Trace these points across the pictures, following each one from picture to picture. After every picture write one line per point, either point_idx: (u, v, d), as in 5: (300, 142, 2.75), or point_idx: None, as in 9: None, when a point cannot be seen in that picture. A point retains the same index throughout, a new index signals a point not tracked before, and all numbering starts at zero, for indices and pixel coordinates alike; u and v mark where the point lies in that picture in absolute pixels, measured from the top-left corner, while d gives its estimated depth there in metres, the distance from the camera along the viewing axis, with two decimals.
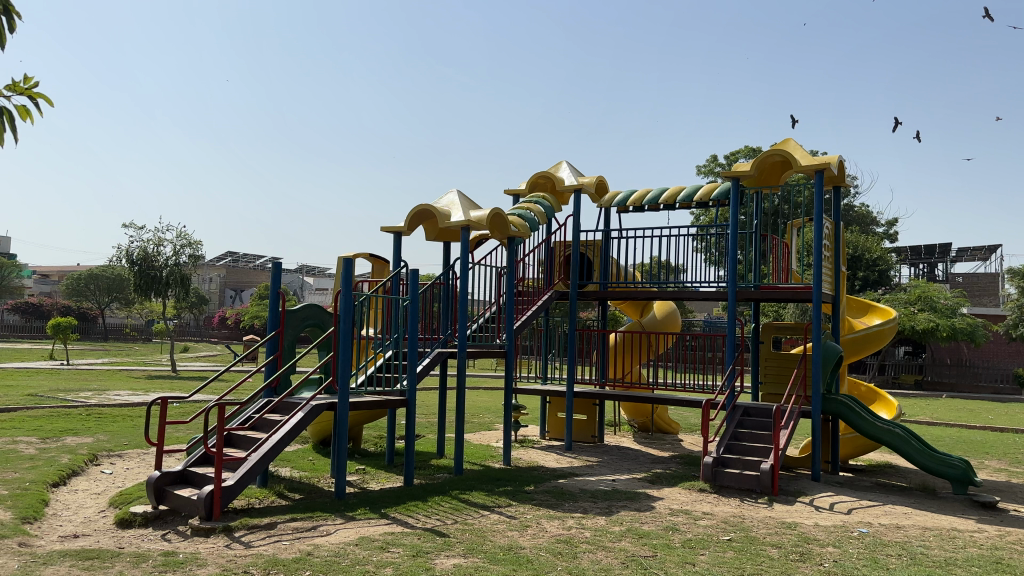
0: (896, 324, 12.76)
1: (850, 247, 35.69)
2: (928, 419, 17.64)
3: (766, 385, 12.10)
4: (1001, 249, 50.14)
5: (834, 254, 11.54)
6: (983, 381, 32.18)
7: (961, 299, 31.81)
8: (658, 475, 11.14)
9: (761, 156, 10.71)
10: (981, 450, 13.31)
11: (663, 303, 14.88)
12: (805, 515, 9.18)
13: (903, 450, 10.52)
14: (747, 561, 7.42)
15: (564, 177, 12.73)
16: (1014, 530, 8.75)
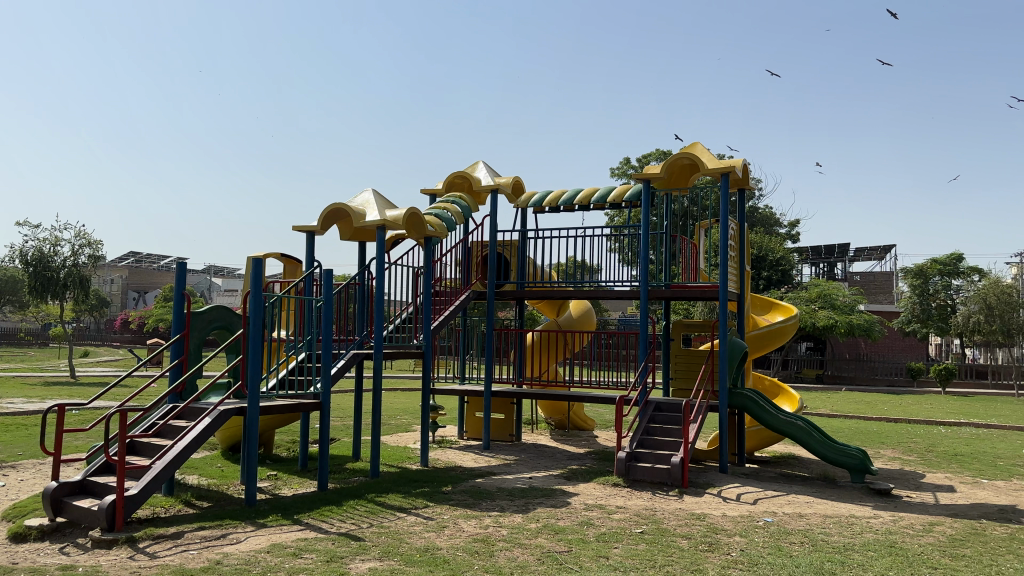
0: (797, 320, 13.27)
1: (755, 247, 37.09)
2: (829, 412, 18.47)
3: (676, 381, 12.40)
4: (894, 249, 52.96)
5: (739, 255, 11.92)
6: (879, 374, 33.79)
7: (859, 297, 33.43)
8: (573, 471, 11.27)
9: (670, 159, 10.96)
10: (877, 439, 14.01)
11: (579, 302, 15.09)
12: (713, 505, 9.47)
13: (804, 441, 10.95)
14: (658, 552, 7.61)
15: (480, 177, 12.73)
16: (907, 516, 9.26)
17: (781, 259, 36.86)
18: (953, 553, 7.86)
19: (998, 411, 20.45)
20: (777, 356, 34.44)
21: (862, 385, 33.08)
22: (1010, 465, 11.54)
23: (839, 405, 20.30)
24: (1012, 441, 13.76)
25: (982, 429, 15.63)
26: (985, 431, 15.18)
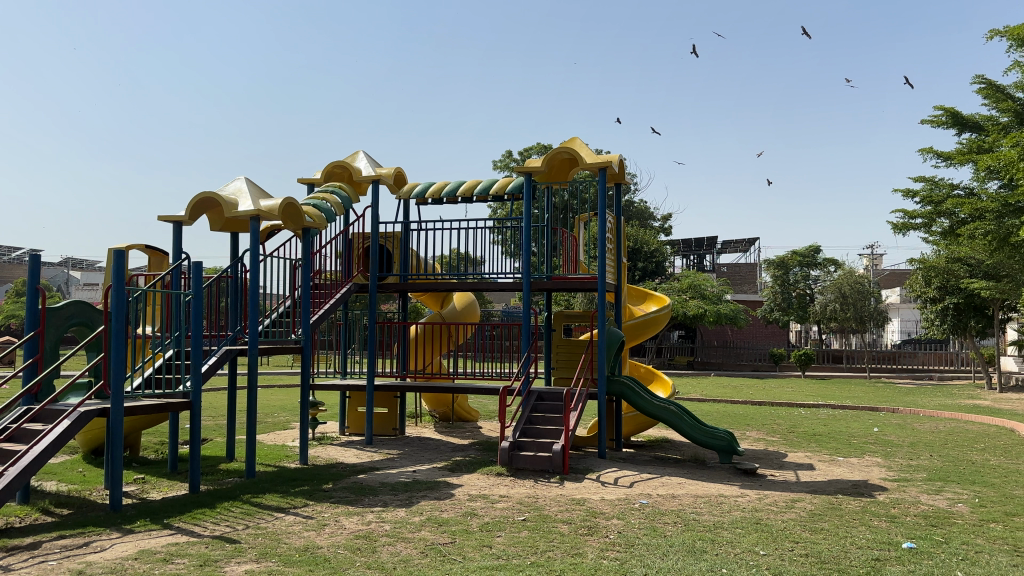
0: (670, 310, 13.83)
1: (631, 240, 38.34)
2: (699, 397, 19.38)
3: (557, 371, 12.66)
4: (758, 242, 56.03)
5: (616, 247, 12.29)
6: (745, 360, 35.70)
7: (726, 287, 35.21)
8: (457, 463, 11.32)
9: (550, 153, 11.14)
10: (743, 422, 14.81)
11: (463, 294, 15.15)
12: (592, 490, 9.76)
13: (677, 425, 11.44)
14: (539, 538, 7.79)
15: (361, 167, 12.50)
16: (770, 493, 9.87)
17: (654, 252, 38.29)
18: (811, 527, 8.45)
19: (849, 392, 22.06)
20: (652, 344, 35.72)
21: (729, 371, 34.80)
22: (862, 443, 12.47)
23: (709, 391, 21.31)
24: (862, 420, 14.87)
25: (837, 410, 16.81)
26: (839, 412, 16.34)
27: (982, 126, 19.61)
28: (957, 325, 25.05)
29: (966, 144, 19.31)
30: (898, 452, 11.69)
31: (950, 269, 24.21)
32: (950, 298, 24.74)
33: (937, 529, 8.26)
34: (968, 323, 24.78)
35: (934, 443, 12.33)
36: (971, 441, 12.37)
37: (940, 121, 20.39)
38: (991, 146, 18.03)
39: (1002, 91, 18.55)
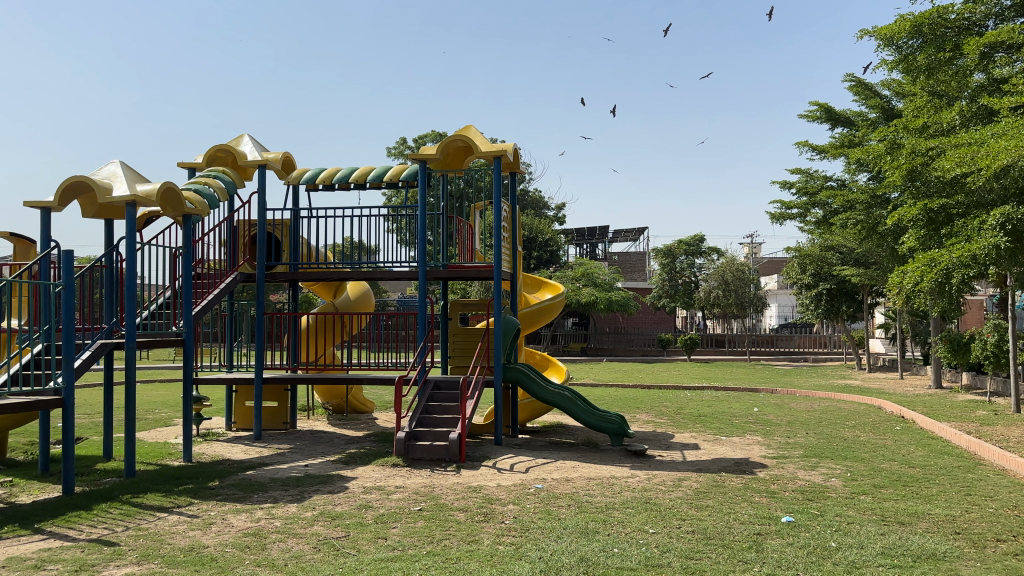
0: (564, 297, 14.02)
1: (526, 228, 38.75)
2: (592, 382, 19.83)
3: (454, 359, 12.62)
4: (647, 232, 57.79)
5: (511, 236, 12.31)
6: (635, 346, 36.76)
7: (618, 275, 36.13)
8: (350, 455, 11.14)
9: (445, 141, 11.02)
10: (634, 405, 15.24)
11: (356, 283, 14.86)
12: (488, 477, 9.82)
13: (570, 410, 11.64)
14: (435, 528, 7.78)
15: (246, 151, 12.02)
16: (660, 473, 10.21)
17: (549, 240, 38.85)
18: (698, 504, 8.81)
19: (731, 374, 23.08)
20: (545, 332, 36.21)
21: (620, 356, 35.76)
22: (744, 423, 13.07)
23: (601, 376, 21.81)
24: (744, 401, 15.59)
25: (720, 391, 17.58)
26: (722, 393, 17.09)
27: (853, 122, 20.83)
28: (829, 310, 26.66)
29: (839, 138, 20.48)
30: (777, 430, 12.31)
31: (823, 257, 25.69)
32: (824, 285, 26.33)
33: (812, 503, 8.78)
34: (840, 308, 26.41)
35: (808, 421, 13.07)
36: (842, 419, 13.17)
37: (815, 116, 21.54)
38: (860, 141, 19.20)
39: (870, 89, 19.79)
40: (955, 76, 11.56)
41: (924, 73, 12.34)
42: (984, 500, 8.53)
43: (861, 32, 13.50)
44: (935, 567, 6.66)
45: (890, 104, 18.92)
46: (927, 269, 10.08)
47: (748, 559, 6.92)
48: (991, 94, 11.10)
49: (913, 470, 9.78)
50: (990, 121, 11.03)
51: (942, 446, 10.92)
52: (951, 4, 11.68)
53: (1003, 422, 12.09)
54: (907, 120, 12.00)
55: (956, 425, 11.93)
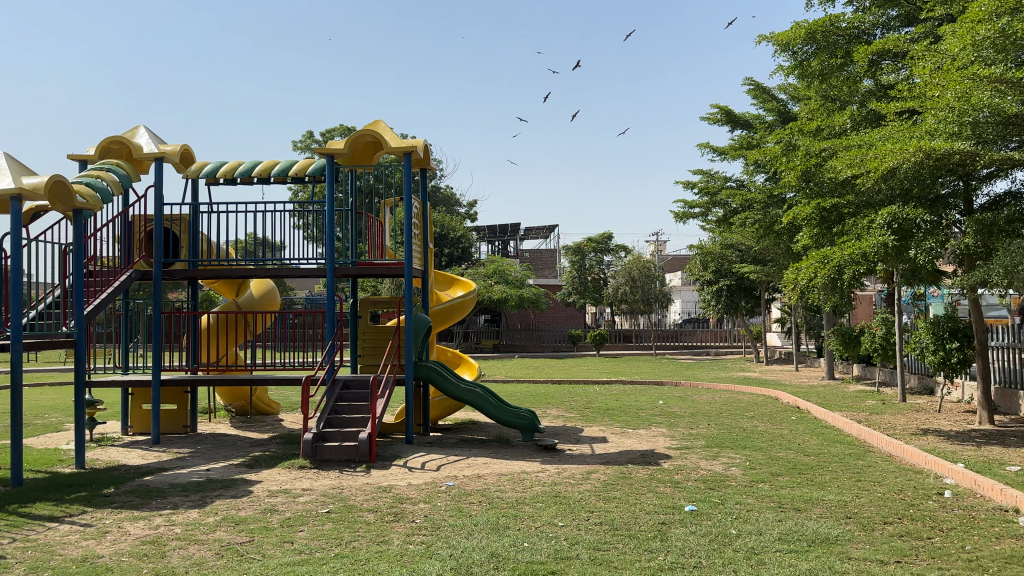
0: (476, 294, 13.99)
1: (437, 225, 38.62)
2: (503, 378, 19.92)
3: (364, 358, 12.42)
4: (557, 229, 58.55)
5: (422, 232, 12.18)
6: (546, 342, 37.17)
7: (529, 272, 36.44)
8: (255, 458, 10.83)
9: (352, 135, 10.80)
10: (544, 401, 15.39)
11: (260, 281, 14.44)
12: (399, 476, 9.71)
13: (482, 406, 11.61)
14: (344, 529, 7.65)
15: (142, 143, 11.49)
16: (570, 467, 10.34)
17: (460, 237, 38.85)
18: (606, 496, 8.96)
19: (637, 369, 23.62)
20: (457, 329, 36.14)
21: (532, 352, 36.06)
22: (649, 415, 13.38)
23: (511, 372, 21.94)
24: (650, 394, 15.97)
25: (627, 385, 17.96)
26: (629, 387, 17.46)
27: (751, 125, 21.62)
28: (729, 305, 27.64)
29: (737, 140, 21.20)
30: (680, 422, 12.65)
31: (723, 254, 26.58)
32: (724, 281, 27.28)
33: (714, 491, 9.07)
34: (739, 303, 27.43)
35: (710, 413, 13.50)
36: (741, 410, 13.65)
37: (716, 119, 22.23)
38: (758, 143, 19.95)
39: (767, 94, 20.57)
40: (846, 83, 12.14)
41: (818, 78, 12.80)
42: (872, 485, 8.99)
43: (759, 38, 14.01)
44: (829, 549, 6.98)
45: (785, 108, 19.72)
46: (820, 266, 10.59)
47: (653, 548, 7.08)
48: (878, 100, 11.80)
49: (808, 458, 10.22)
50: (878, 125, 11.68)
51: (833, 434, 11.47)
52: (843, 13, 12.26)
53: (889, 411, 12.79)
54: (802, 123, 12.72)
55: (847, 414, 12.55)
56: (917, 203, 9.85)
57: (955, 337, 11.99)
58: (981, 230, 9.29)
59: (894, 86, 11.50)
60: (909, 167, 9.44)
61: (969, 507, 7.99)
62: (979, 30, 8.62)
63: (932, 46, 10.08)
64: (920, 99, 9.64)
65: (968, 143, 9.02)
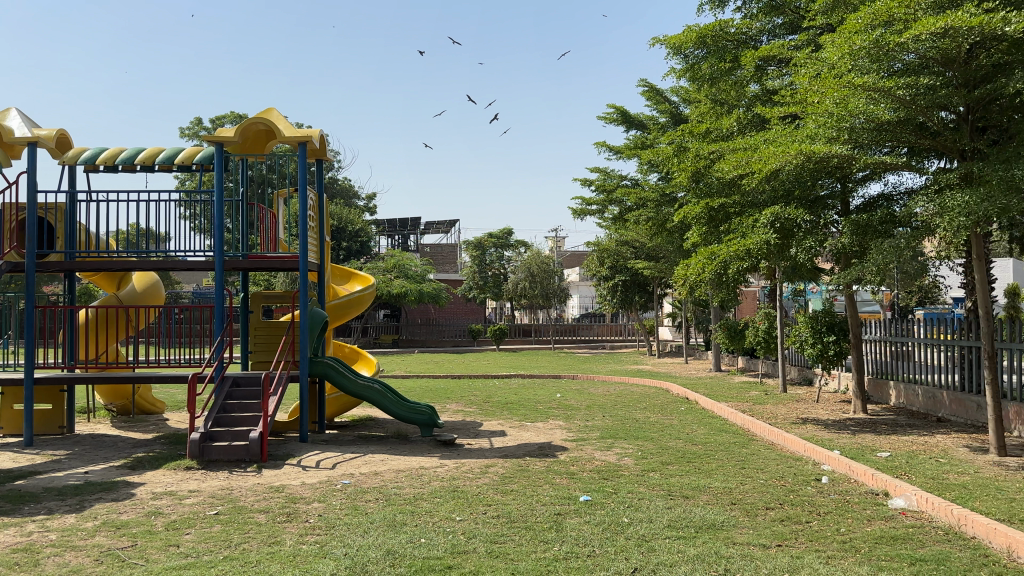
0: (374, 288, 13.80)
1: (334, 218, 38.00)
2: (401, 374, 19.79)
3: (255, 354, 12.06)
4: (458, 224, 58.61)
5: (318, 225, 11.88)
6: (446, 336, 37.15)
7: (429, 267, 36.35)
8: (138, 460, 10.35)
9: (244, 123, 10.44)
10: (443, 395, 15.38)
11: (144, 274, 13.82)
12: (292, 476, 9.49)
13: (380, 402, 11.47)
14: (233, 531, 7.41)
15: (13, 126, 10.78)
16: (468, 461, 10.36)
17: (359, 231, 38.41)
18: (503, 489, 9.03)
19: (535, 363, 23.87)
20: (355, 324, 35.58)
21: (432, 347, 35.96)
22: (547, 408, 13.57)
23: (409, 367, 21.80)
24: (547, 388, 16.19)
25: (525, 379, 18.15)
26: (527, 381, 17.66)
27: (645, 125, 22.21)
28: (624, 300, 28.36)
29: (632, 140, 21.71)
30: (577, 415, 12.89)
31: (619, 251, 27.24)
32: (619, 276, 27.98)
33: (608, 481, 9.28)
34: (633, 298, 28.18)
35: (605, 405, 13.81)
36: (634, 402, 14.02)
37: (611, 118, 22.72)
38: (651, 143, 20.53)
39: (661, 95, 21.16)
40: (733, 87, 12.65)
41: (708, 81, 13.25)
42: (755, 472, 9.41)
43: (652, 41, 14.35)
44: (715, 535, 7.26)
45: (677, 110, 20.36)
46: (708, 262, 11.01)
47: (549, 539, 7.18)
48: (763, 103, 12.31)
49: (696, 447, 10.59)
50: (762, 128, 12.27)
51: (720, 424, 11.92)
52: (731, 20, 12.69)
53: (771, 401, 13.41)
54: (692, 125, 13.09)
55: (733, 404, 13.08)
56: (799, 203, 10.37)
57: (832, 330, 12.66)
58: (856, 230, 9.84)
59: (778, 91, 12.02)
60: (791, 169, 9.87)
61: (844, 492, 8.46)
62: (856, 40, 8.82)
63: (812, 55, 10.59)
64: (802, 105, 10.11)
65: (845, 147, 9.51)
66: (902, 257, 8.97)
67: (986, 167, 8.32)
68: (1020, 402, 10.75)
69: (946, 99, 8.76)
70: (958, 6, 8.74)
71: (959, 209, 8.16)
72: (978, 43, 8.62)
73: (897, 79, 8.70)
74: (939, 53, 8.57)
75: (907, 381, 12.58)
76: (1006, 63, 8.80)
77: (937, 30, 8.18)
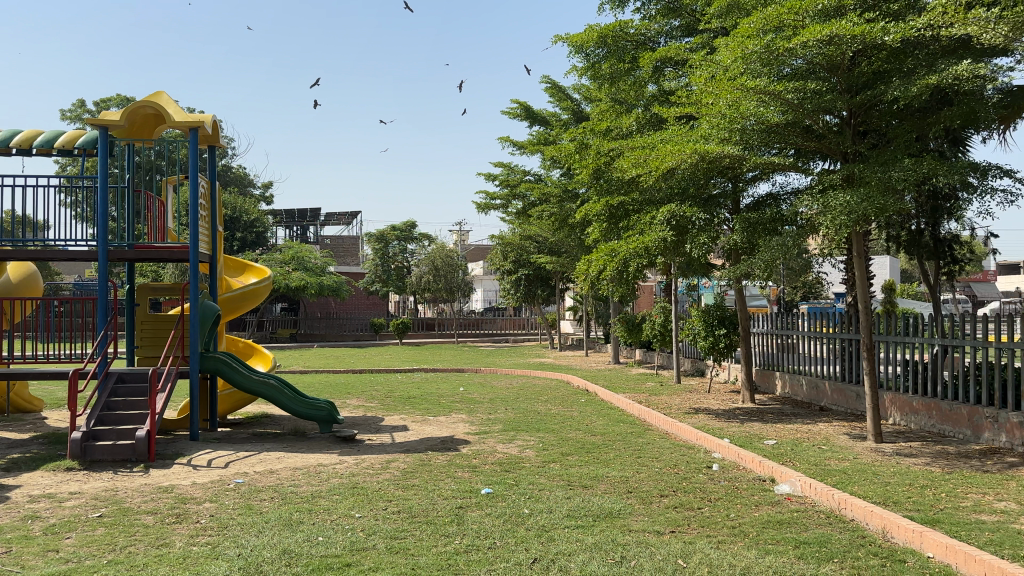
0: (271, 281, 13.44)
1: (228, 208, 36.83)
2: (300, 368, 19.39)
3: (142, 349, 11.55)
4: (359, 216, 57.80)
5: (210, 214, 11.44)
6: (347, 331, 36.61)
7: (328, 260, 35.75)
8: (14, 461, 9.75)
9: (129, 106, 9.95)
10: (344, 390, 15.14)
11: (20, 264, 13.04)
12: (182, 475, 9.15)
13: (276, 399, 11.19)
14: (119, 534, 7.08)
15: None
16: (368, 457, 10.24)
17: (254, 222, 37.47)
18: (404, 485, 8.96)
19: (437, 357, 23.80)
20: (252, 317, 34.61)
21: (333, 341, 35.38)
22: (450, 402, 13.56)
23: (307, 362, 21.37)
24: (450, 381, 16.17)
25: (428, 373, 18.08)
26: (430, 375, 17.62)
27: (549, 121, 22.45)
28: (527, 294, 28.65)
29: (535, 135, 21.91)
30: (479, 408, 12.92)
31: (522, 246, 27.46)
32: (522, 270, 28.24)
33: (509, 473, 9.35)
34: (536, 292, 28.51)
35: (507, 398, 13.90)
36: (535, 394, 14.17)
37: (515, 113, 22.85)
38: (553, 139, 20.79)
39: (563, 91, 21.41)
40: (632, 86, 12.95)
41: (608, 80, 13.51)
42: (651, 461, 9.67)
43: (554, 37, 14.52)
44: (612, 523, 7.42)
45: (579, 107, 20.67)
46: (609, 259, 11.22)
47: (450, 533, 7.17)
48: (661, 103, 12.66)
49: (594, 438, 10.80)
50: (660, 127, 12.60)
51: (617, 415, 12.20)
52: (631, 20, 12.95)
53: (666, 391, 13.82)
54: (594, 123, 13.42)
55: (630, 396, 13.41)
56: (694, 202, 10.74)
57: (723, 324, 13.15)
58: (747, 228, 10.23)
59: (674, 92, 12.38)
60: (686, 168, 10.17)
61: (733, 479, 8.81)
62: (748, 44, 9.13)
63: (707, 57, 10.92)
64: (696, 105, 10.43)
65: (736, 148, 9.86)
66: (788, 254, 9.39)
67: (867, 169, 8.78)
68: (895, 390, 11.43)
69: (831, 104, 9.04)
70: (842, 15, 9.17)
71: (842, 209, 8.58)
72: (861, 51, 9.10)
73: (785, 83, 9.01)
74: (825, 59, 8.95)
75: (792, 372, 13.21)
76: (884, 72, 9.31)
77: (823, 37, 8.56)
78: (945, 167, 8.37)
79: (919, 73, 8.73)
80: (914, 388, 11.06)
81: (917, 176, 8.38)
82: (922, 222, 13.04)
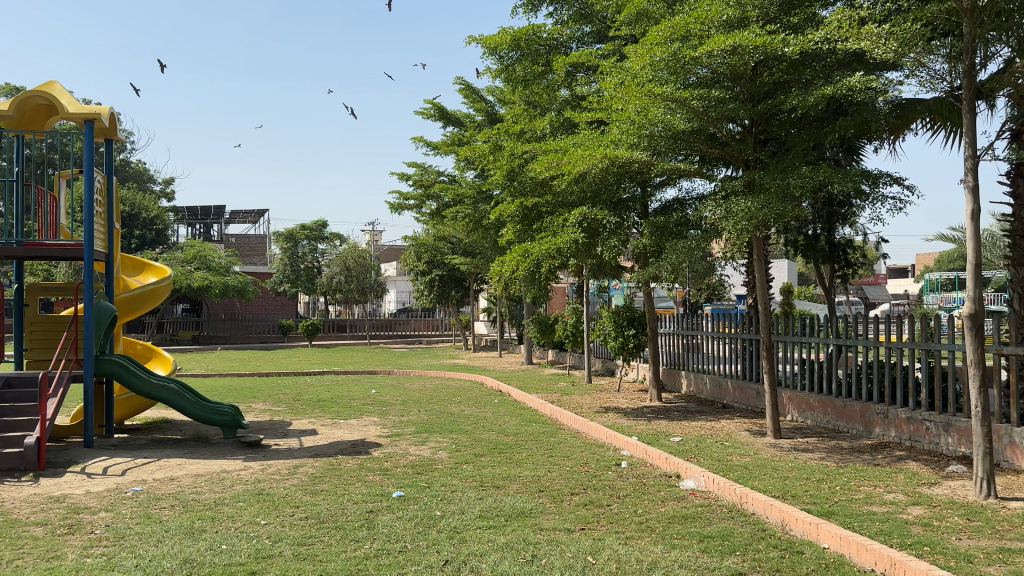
0: (172, 281, 12.96)
1: (126, 204, 35.30)
2: (203, 371, 18.78)
3: (33, 352, 10.95)
4: (266, 215, 56.41)
5: (106, 211, 10.94)
6: (252, 333, 35.66)
7: (235, 259, 34.75)
8: None
9: (18, 95, 9.44)
10: (251, 394, 14.73)
11: None
12: (75, 484, 8.72)
13: (177, 404, 10.81)
14: (4, 547, 6.70)
15: None
16: (274, 463, 10.00)
17: (154, 219, 36.15)
18: (312, 490, 8.79)
19: (347, 359, 23.45)
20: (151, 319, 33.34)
21: (239, 343, 34.45)
22: (361, 405, 13.37)
23: (210, 365, 20.72)
24: (361, 384, 15.95)
25: (339, 375, 17.79)
26: (341, 377, 17.35)
27: (463, 122, 22.45)
28: (441, 295, 28.56)
29: (449, 136, 21.87)
30: (391, 411, 12.79)
31: (436, 247, 27.36)
32: (436, 271, 28.15)
33: (421, 476, 9.29)
34: (450, 293, 28.45)
35: (420, 400, 13.81)
36: (449, 396, 14.13)
37: (428, 113, 22.76)
38: (467, 141, 20.80)
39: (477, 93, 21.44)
40: (545, 90, 13.10)
41: (522, 83, 13.63)
42: (561, 460, 9.79)
43: (467, 38, 14.54)
44: (523, 522, 7.48)
45: (492, 109, 20.75)
46: (521, 260, 11.32)
47: (360, 537, 7.08)
48: (572, 107, 12.87)
49: (506, 438, 10.85)
50: (571, 131, 12.78)
51: (530, 414, 12.30)
52: (544, 25, 13.09)
53: (577, 391, 14.02)
54: (507, 125, 13.52)
55: (542, 396, 13.54)
56: (604, 205, 10.95)
57: (632, 325, 13.44)
58: (655, 231, 10.51)
59: (585, 97, 12.56)
60: (597, 173, 10.35)
61: (640, 475, 9.02)
62: (656, 52, 9.29)
63: (617, 63, 11.14)
64: (607, 111, 10.63)
65: (644, 153, 10.11)
66: (693, 256, 9.69)
67: (767, 175, 9.14)
68: (793, 388, 11.95)
69: (734, 113, 9.43)
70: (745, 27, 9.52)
71: (743, 214, 8.90)
72: (762, 61, 9.48)
73: (691, 91, 9.32)
74: (728, 69, 9.31)
75: (697, 371, 13.62)
76: (784, 83, 9.72)
77: (727, 48, 8.87)
78: (839, 175, 8.79)
79: (816, 85, 9.14)
80: (811, 385, 11.57)
81: (814, 183, 8.77)
82: (819, 226, 13.64)
